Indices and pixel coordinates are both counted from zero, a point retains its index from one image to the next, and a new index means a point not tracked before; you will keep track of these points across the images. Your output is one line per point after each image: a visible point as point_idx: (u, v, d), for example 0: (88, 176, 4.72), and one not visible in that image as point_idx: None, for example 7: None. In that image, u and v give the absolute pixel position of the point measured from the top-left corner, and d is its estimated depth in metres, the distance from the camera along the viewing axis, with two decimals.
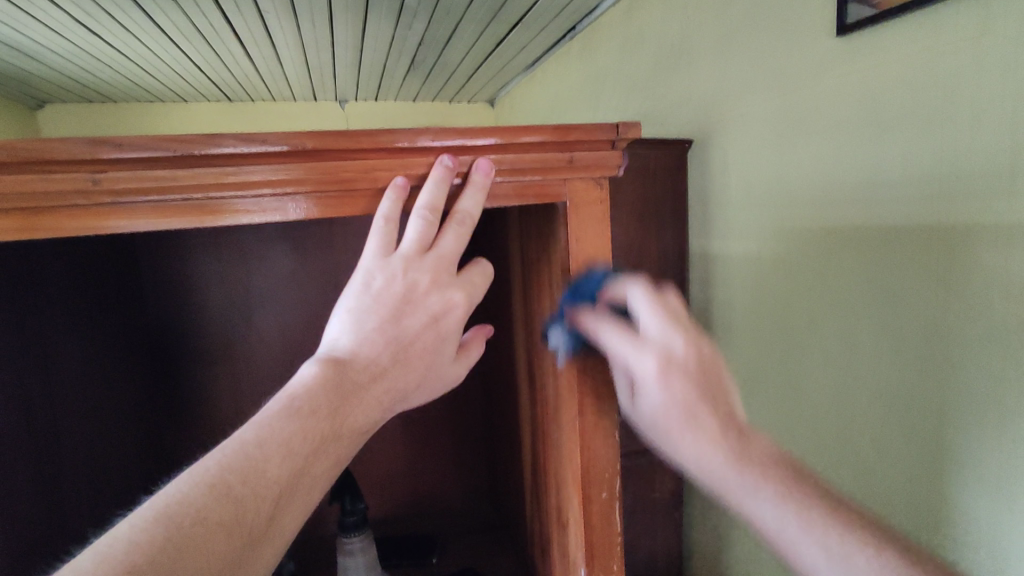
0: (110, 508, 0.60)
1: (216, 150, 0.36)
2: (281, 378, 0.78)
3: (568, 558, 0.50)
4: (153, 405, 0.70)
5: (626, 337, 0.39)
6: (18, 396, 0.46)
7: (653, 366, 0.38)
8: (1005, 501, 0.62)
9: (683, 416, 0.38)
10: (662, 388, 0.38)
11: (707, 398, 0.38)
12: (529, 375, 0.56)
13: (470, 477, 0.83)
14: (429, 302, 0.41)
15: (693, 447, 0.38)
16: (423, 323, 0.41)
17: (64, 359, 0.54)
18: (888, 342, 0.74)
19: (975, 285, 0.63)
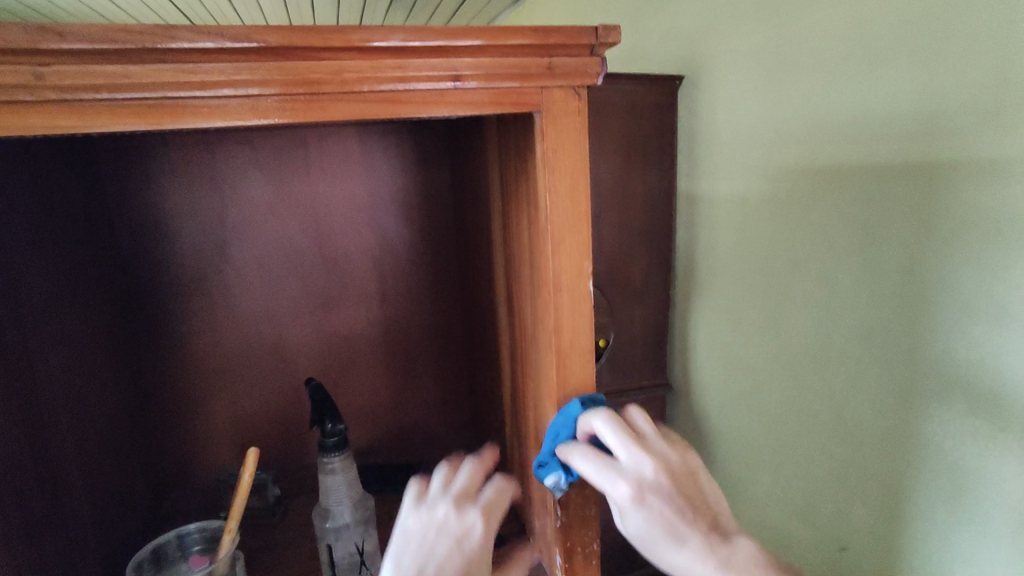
0: (94, 446, 0.55)
1: (173, 44, 0.31)
2: (264, 313, 0.71)
3: (544, 474, 0.49)
4: (115, 341, 0.63)
5: (600, 465, 0.39)
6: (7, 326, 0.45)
7: (630, 493, 0.37)
8: (973, 420, 0.67)
9: (670, 535, 0.37)
10: (645, 514, 0.37)
11: (686, 513, 0.37)
12: (511, 304, 0.54)
13: (452, 406, 0.80)
14: (451, 526, 0.38)
15: (684, 560, 0.36)
16: (451, 549, 0.37)
17: (27, 282, 0.49)
18: (947, 288, 0.67)
19: (959, 219, 0.65)
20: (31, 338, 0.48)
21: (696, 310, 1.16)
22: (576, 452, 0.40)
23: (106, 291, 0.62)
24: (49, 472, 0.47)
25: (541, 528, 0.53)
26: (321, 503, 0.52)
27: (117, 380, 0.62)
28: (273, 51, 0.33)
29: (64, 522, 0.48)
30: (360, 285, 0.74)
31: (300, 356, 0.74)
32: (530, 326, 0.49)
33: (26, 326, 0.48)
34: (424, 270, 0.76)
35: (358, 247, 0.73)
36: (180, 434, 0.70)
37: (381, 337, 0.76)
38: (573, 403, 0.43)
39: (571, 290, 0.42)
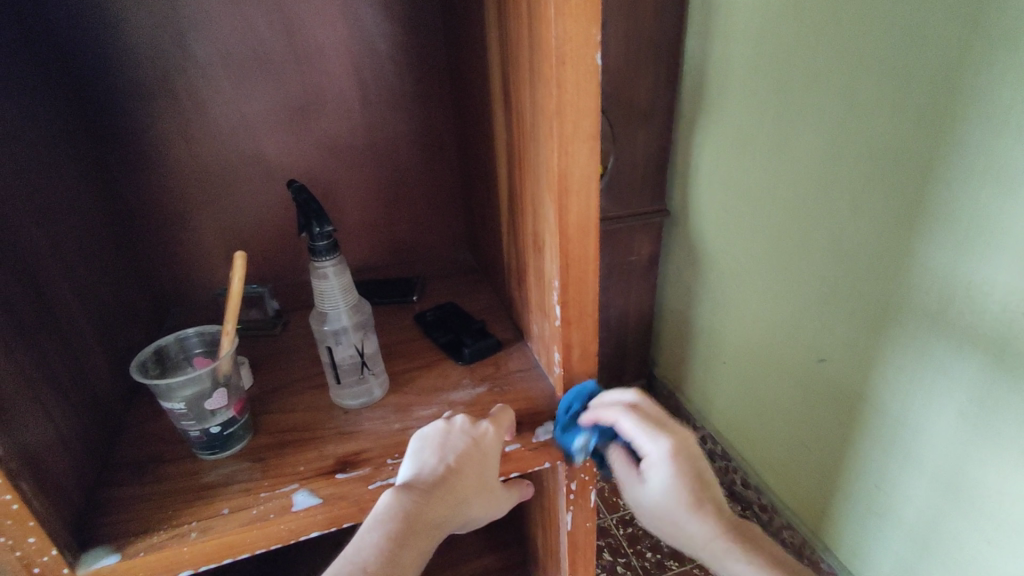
0: (74, 253, 0.52)
1: None
2: (240, 124, 0.66)
3: (544, 277, 0.48)
4: (81, 146, 0.58)
5: (643, 427, 0.46)
6: None
7: (664, 459, 0.46)
8: (968, 242, 0.66)
9: (687, 499, 0.48)
10: (672, 470, 0.47)
11: (699, 480, 0.48)
12: (507, 101, 0.49)
13: (449, 223, 0.78)
14: (468, 428, 0.47)
15: (695, 521, 0.49)
16: (466, 442, 0.46)
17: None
18: (978, 101, 0.62)
19: (1009, 19, 0.58)
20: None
21: (702, 130, 1.09)
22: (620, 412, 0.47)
23: (61, 89, 0.56)
24: (30, 276, 0.45)
25: (539, 330, 0.54)
26: (317, 306, 0.51)
27: (89, 187, 0.58)
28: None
29: (60, 325, 0.47)
30: (342, 93, 0.67)
31: (284, 171, 0.69)
32: (528, 119, 0.44)
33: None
34: (409, 80, 0.69)
35: (336, 48, 0.65)
36: (171, 251, 0.69)
37: (367, 151, 0.71)
38: (588, 98, 0.37)
39: (578, 63, 0.36)
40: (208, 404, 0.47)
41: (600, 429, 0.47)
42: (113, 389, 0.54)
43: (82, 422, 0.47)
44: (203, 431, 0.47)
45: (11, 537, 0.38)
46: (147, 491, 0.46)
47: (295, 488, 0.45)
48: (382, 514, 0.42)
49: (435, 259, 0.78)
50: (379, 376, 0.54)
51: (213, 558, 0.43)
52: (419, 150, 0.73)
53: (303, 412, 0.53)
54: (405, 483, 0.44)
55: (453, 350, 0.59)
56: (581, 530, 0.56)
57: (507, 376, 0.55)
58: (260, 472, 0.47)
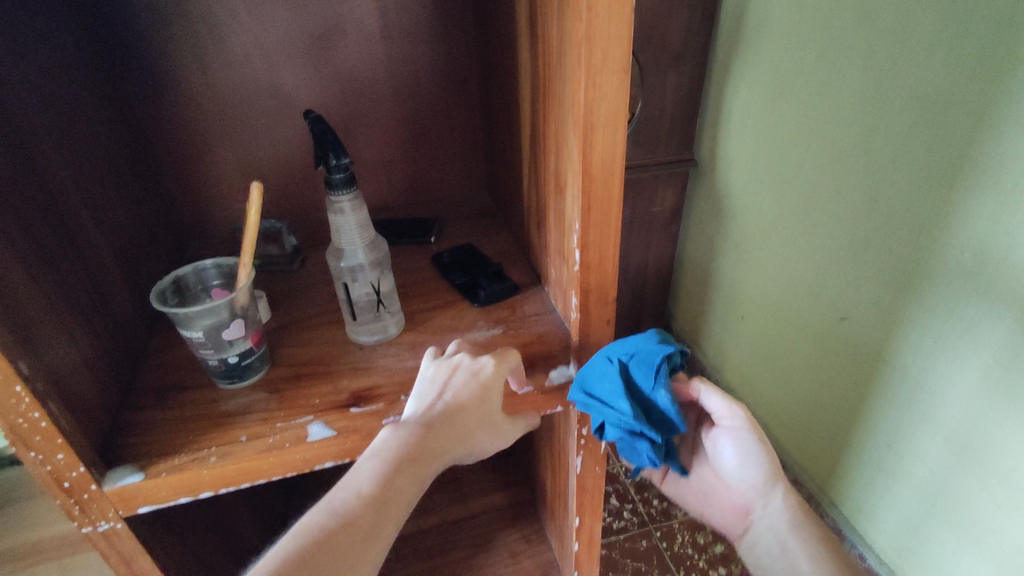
0: (93, 180, 0.52)
1: None
2: (256, 50, 0.64)
3: (564, 220, 0.47)
4: (97, 69, 0.57)
5: None
6: None
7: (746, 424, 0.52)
8: (1011, 201, 0.63)
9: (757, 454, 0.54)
10: None
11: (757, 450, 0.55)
12: (533, 30, 0.47)
13: (468, 164, 0.76)
14: (468, 362, 0.47)
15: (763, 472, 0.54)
16: (468, 378, 0.46)
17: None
18: None
19: None
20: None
21: (737, 73, 1.04)
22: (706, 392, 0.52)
23: (75, 7, 0.54)
24: (51, 201, 0.45)
25: (557, 275, 0.53)
26: (334, 241, 0.50)
27: (108, 113, 0.57)
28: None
29: (82, 251, 0.48)
30: (362, 20, 0.65)
31: (302, 103, 0.68)
32: (554, 48, 0.42)
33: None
34: (431, 8, 0.65)
35: None
36: (189, 182, 0.68)
37: (388, 84, 0.69)
38: (621, 25, 0.35)
39: None
40: (226, 334, 0.47)
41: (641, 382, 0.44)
42: (134, 316, 0.55)
43: (104, 346, 0.48)
44: (221, 360, 0.48)
45: (41, 452, 0.39)
46: (168, 416, 0.47)
47: (310, 419, 0.46)
48: (380, 446, 0.42)
49: (453, 200, 0.77)
50: (395, 314, 0.54)
51: (231, 482, 0.44)
52: (439, 84, 0.70)
53: (319, 346, 0.53)
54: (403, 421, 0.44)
55: (469, 291, 0.59)
56: (590, 475, 0.56)
57: (522, 319, 0.55)
58: (276, 402, 0.48)
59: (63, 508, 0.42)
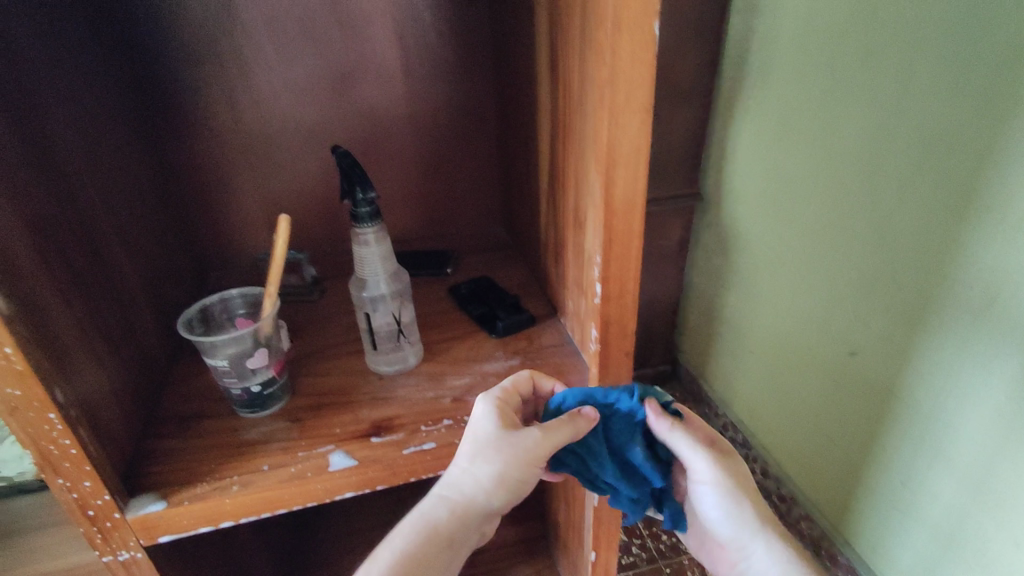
0: (125, 212, 0.53)
1: None
2: (281, 88, 0.66)
3: (584, 252, 0.48)
4: (129, 105, 0.59)
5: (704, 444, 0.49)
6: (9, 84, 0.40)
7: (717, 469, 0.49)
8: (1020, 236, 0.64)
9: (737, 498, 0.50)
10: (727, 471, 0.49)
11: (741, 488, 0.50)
12: (554, 71, 0.48)
13: (483, 197, 0.77)
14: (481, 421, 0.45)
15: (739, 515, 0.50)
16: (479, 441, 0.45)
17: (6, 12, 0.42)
18: None
19: None
20: (29, 79, 0.43)
21: (742, 111, 1.06)
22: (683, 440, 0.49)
23: (111, 47, 0.56)
24: (87, 233, 0.46)
25: (575, 306, 0.53)
26: (357, 273, 0.51)
27: (139, 148, 0.59)
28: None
29: (112, 281, 0.49)
30: (384, 60, 0.67)
31: (324, 138, 0.70)
32: (576, 88, 0.43)
33: (20, 63, 0.42)
34: (450, 49, 0.68)
35: (380, 13, 0.65)
36: (213, 214, 0.70)
37: (408, 121, 0.71)
38: (644, 68, 0.36)
39: (635, 28, 0.35)
40: (250, 363, 0.48)
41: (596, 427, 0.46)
42: (159, 344, 0.56)
43: (129, 374, 0.49)
44: (244, 389, 0.49)
45: (68, 478, 0.39)
46: (191, 445, 0.47)
47: (332, 449, 0.46)
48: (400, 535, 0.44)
49: (468, 232, 0.79)
50: (415, 345, 0.55)
51: (252, 512, 0.44)
52: (457, 121, 0.72)
53: (339, 376, 0.54)
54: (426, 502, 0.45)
55: (486, 322, 0.59)
56: (607, 508, 0.56)
57: (539, 350, 0.56)
58: (297, 432, 0.48)
59: (86, 536, 0.43)
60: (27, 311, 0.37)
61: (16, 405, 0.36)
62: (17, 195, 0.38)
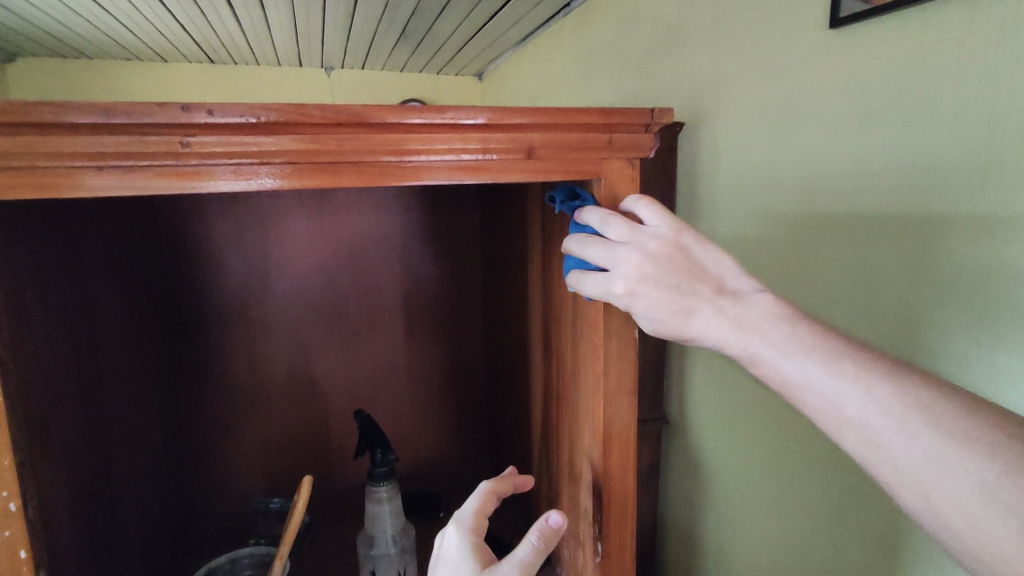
0: (139, 469, 0.56)
1: (226, 118, 0.33)
2: (296, 345, 0.74)
3: (579, 506, 0.52)
4: (159, 365, 0.65)
5: (621, 221, 0.37)
6: (77, 371, 0.46)
7: (640, 250, 0.35)
8: None
9: (677, 307, 0.34)
10: (654, 271, 0.34)
11: (697, 280, 0.34)
12: (547, 345, 0.58)
13: (470, 439, 0.82)
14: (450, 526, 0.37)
15: (703, 327, 0.34)
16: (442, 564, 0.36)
17: (90, 305, 0.50)
18: None
19: None
20: (94, 358, 0.49)
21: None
22: (575, 245, 0.38)
23: (154, 316, 0.64)
24: (108, 500, 0.49)
25: (571, 559, 0.56)
26: (366, 528, 0.54)
27: (159, 403, 0.64)
28: (356, 121, 0.35)
29: (118, 548, 0.50)
30: (391, 321, 0.77)
31: (329, 388, 0.76)
32: (570, 366, 0.52)
33: (91, 346, 0.49)
34: (448, 312, 0.79)
35: (391, 285, 0.76)
36: (208, 464, 0.72)
37: (407, 371, 0.79)
38: (628, 362, 0.46)
39: (621, 333, 0.45)
40: None
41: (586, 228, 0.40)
42: None
43: None
44: None
45: None
46: None
47: None
48: None
49: (455, 472, 0.82)
50: None
51: None
52: (450, 371, 0.80)
53: None
54: None
55: None
56: None
57: None
58: None
59: None
60: None
61: None
62: (68, 473, 0.42)
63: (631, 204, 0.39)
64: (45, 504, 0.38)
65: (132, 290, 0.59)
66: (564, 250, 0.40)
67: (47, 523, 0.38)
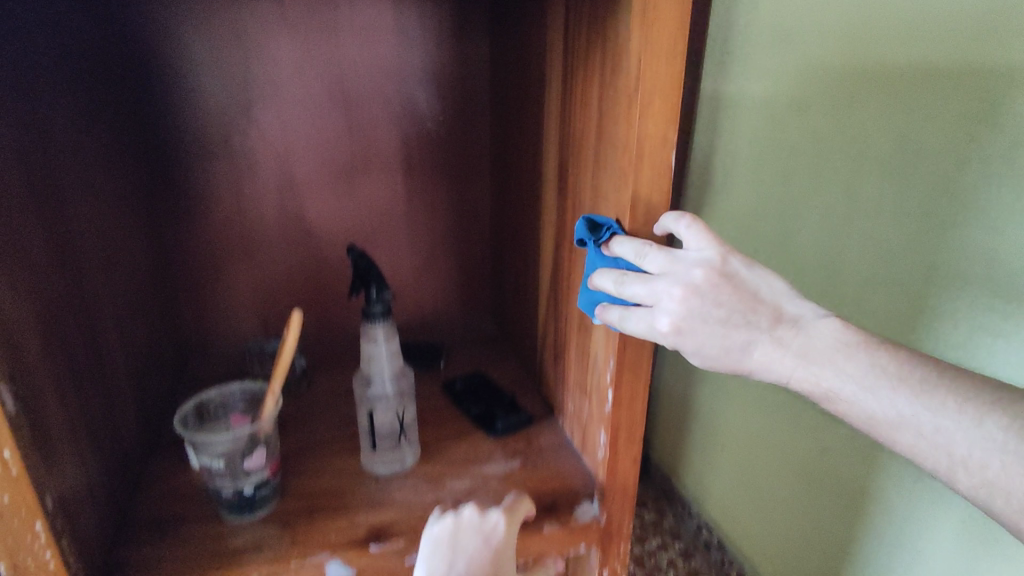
0: (121, 299, 0.52)
1: None
2: (287, 183, 0.67)
3: (589, 355, 0.49)
4: (137, 192, 0.59)
5: (662, 256, 0.39)
6: (29, 178, 0.40)
7: (687, 286, 0.38)
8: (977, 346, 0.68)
9: (731, 343, 0.40)
10: (703, 311, 0.38)
11: (746, 312, 0.39)
12: (563, 183, 0.52)
13: (474, 293, 0.79)
14: (478, 521, 0.44)
15: (761, 357, 0.40)
16: (476, 542, 0.43)
17: (44, 105, 0.43)
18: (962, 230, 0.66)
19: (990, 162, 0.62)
20: (52, 167, 0.43)
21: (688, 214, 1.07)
22: (612, 282, 0.40)
23: (130, 137, 0.58)
24: (87, 322, 0.45)
25: (576, 408, 0.54)
26: (363, 369, 0.52)
27: (140, 233, 0.59)
28: None
29: (102, 373, 0.47)
30: (389, 162, 0.70)
31: (324, 232, 0.71)
32: (588, 203, 0.47)
33: (48, 151, 0.43)
34: (453, 154, 0.72)
35: (391, 120, 0.68)
36: (201, 304, 0.69)
37: (409, 217, 0.73)
38: (659, 188, 0.40)
39: (654, 159, 0.39)
40: (247, 463, 0.47)
41: (620, 259, 0.41)
42: (136, 441, 0.53)
43: (108, 475, 0.46)
44: (236, 491, 0.46)
45: None
46: (167, 553, 0.44)
47: (327, 557, 0.44)
48: None
49: (457, 325, 0.79)
50: (413, 444, 0.54)
51: None
52: (453, 220, 0.75)
53: (332, 476, 0.52)
54: None
55: (484, 422, 0.59)
56: None
57: (539, 451, 0.55)
58: (288, 539, 0.45)
59: None
60: (28, 409, 0.35)
61: None
62: (32, 286, 0.38)
63: (667, 216, 0.40)
64: None
65: (100, 101, 0.52)
66: (594, 286, 0.42)
67: (6, 332, 0.34)
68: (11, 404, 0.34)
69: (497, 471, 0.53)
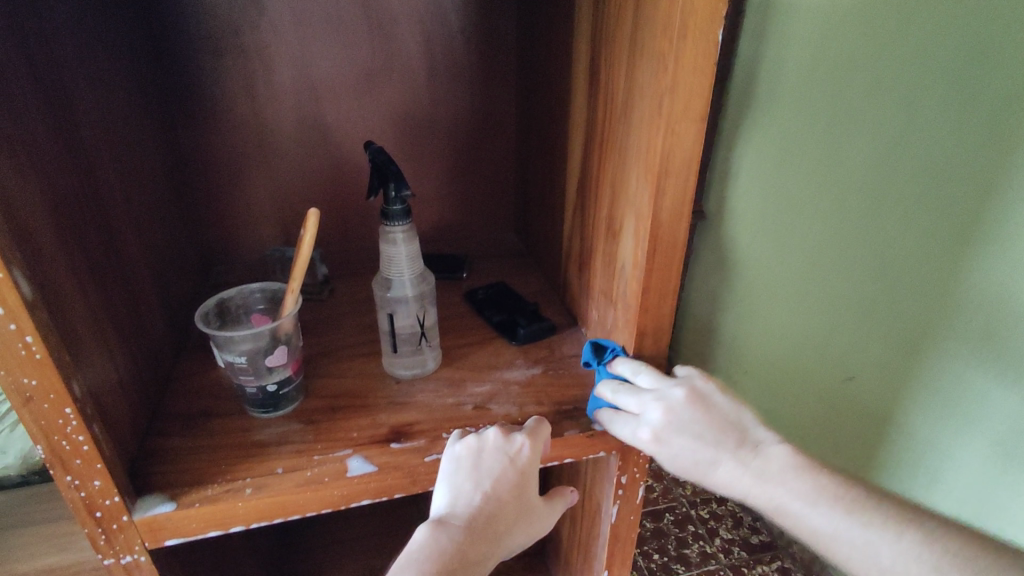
0: (137, 197, 0.51)
1: None
2: (301, 82, 0.64)
3: (616, 261, 0.47)
4: (147, 89, 0.57)
5: (651, 376, 0.44)
6: (26, 60, 0.37)
7: (667, 403, 0.43)
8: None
9: (704, 458, 0.42)
10: (681, 426, 0.42)
11: (717, 433, 0.43)
12: (595, 75, 0.48)
13: (498, 204, 0.76)
14: (502, 445, 0.44)
15: (725, 475, 0.42)
16: (501, 462, 0.43)
17: None
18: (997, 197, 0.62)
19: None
20: (51, 50, 0.41)
21: (728, 125, 1.00)
22: (606, 389, 0.45)
23: (135, 27, 0.55)
24: (103, 218, 0.45)
25: (600, 317, 0.52)
26: (383, 272, 0.50)
27: (152, 132, 0.57)
28: None
29: (124, 270, 0.47)
30: (409, 59, 0.66)
31: (342, 137, 0.68)
32: (622, 94, 0.43)
33: (45, 33, 0.40)
34: (477, 51, 0.67)
35: (410, 13, 0.63)
36: (222, 210, 0.68)
37: (430, 121, 0.70)
38: (701, 73, 0.36)
39: (698, 37, 0.35)
40: (269, 361, 0.47)
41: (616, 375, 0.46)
42: (164, 339, 0.53)
43: (138, 369, 0.47)
44: (260, 388, 0.47)
45: (77, 476, 0.38)
46: (196, 444, 0.46)
47: (349, 453, 0.44)
48: (418, 552, 0.41)
49: (480, 237, 0.77)
50: (435, 349, 0.53)
51: (264, 516, 0.43)
52: (476, 126, 0.71)
53: (355, 378, 0.52)
54: (439, 517, 0.43)
55: (506, 329, 0.58)
56: (624, 523, 0.54)
57: (562, 360, 0.55)
58: (312, 434, 0.46)
59: (89, 537, 0.41)
60: (47, 298, 0.35)
61: (30, 395, 0.35)
62: (41, 176, 0.37)
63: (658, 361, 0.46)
64: (6, 198, 0.33)
65: None
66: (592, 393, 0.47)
67: (16, 221, 0.33)
68: (28, 291, 0.33)
69: (518, 377, 0.52)
